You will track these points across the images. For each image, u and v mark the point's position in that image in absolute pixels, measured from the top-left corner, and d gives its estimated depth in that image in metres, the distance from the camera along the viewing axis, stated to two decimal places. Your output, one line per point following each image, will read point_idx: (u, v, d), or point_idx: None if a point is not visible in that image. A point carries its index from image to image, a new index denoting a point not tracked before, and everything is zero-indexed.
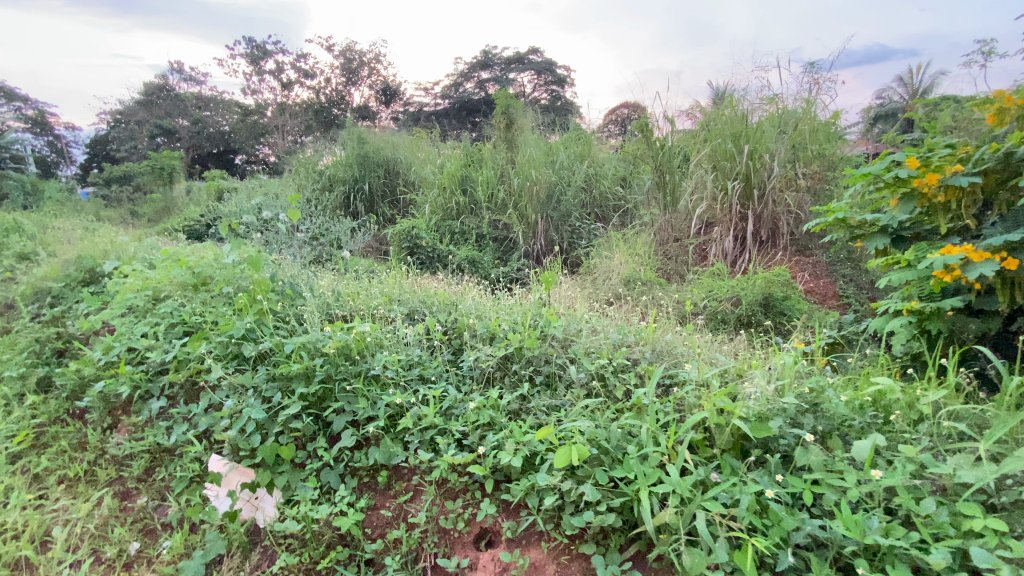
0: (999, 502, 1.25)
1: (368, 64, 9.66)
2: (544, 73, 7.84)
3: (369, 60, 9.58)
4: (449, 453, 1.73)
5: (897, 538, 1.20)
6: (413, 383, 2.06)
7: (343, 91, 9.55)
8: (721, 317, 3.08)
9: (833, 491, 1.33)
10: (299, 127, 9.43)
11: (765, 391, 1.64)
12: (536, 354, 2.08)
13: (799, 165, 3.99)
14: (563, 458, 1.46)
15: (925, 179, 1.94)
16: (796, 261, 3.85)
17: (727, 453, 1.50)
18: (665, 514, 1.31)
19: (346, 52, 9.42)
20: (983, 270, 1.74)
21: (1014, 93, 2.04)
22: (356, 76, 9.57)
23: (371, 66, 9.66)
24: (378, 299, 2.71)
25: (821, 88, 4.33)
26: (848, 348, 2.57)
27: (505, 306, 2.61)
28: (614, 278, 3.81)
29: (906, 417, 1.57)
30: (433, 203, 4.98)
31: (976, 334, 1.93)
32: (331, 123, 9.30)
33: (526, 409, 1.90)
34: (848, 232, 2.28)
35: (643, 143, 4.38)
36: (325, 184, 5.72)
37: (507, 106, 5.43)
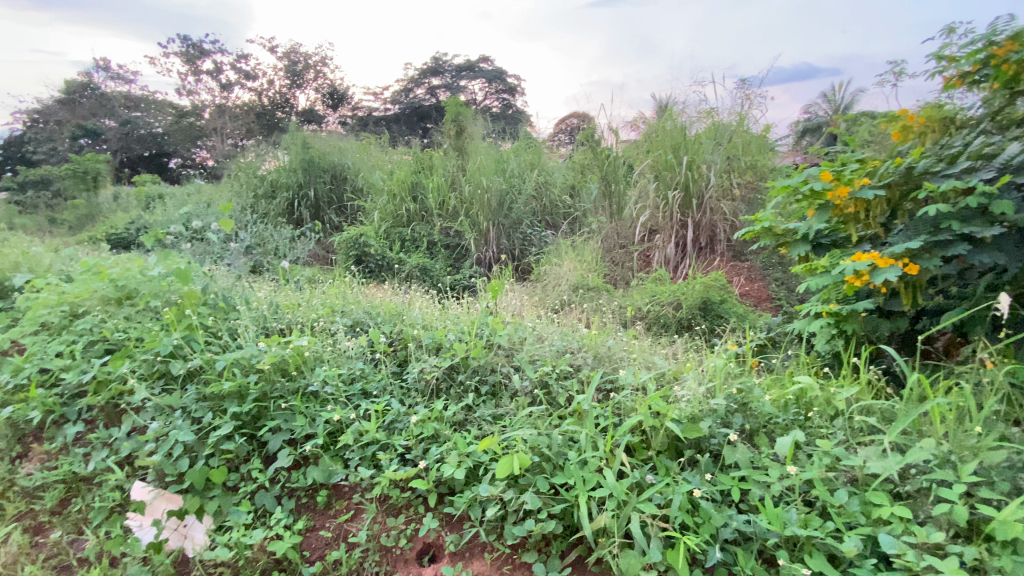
0: (905, 490, 1.37)
1: (314, 66, 8.76)
2: (495, 80, 7.23)
3: (315, 63, 8.70)
4: (391, 468, 1.69)
5: (815, 528, 1.28)
6: (356, 398, 2.00)
7: (288, 94, 8.73)
8: (663, 321, 3.21)
9: (758, 487, 1.40)
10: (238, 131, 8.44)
11: (696, 393, 1.72)
12: (482, 363, 2.07)
13: (733, 175, 4.25)
14: (505, 468, 1.46)
15: (837, 192, 2.07)
16: (732, 266, 4.06)
17: (662, 454, 1.57)
18: (602, 518, 1.34)
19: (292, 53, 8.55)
20: (887, 274, 1.87)
21: (915, 112, 2.29)
22: (302, 80, 8.76)
23: (317, 68, 8.75)
24: (321, 311, 2.62)
25: (752, 103, 4.63)
26: (776, 348, 2.73)
27: (452, 315, 2.59)
28: (563, 284, 3.87)
29: (824, 413, 1.69)
30: (383, 209, 4.93)
31: (886, 334, 2.09)
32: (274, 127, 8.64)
33: (470, 419, 1.88)
34: (774, 240, 2.41)
35: (591, 153, 4.62)
36: (268, 190, 5.52)
37: (457, 114, 5.40)
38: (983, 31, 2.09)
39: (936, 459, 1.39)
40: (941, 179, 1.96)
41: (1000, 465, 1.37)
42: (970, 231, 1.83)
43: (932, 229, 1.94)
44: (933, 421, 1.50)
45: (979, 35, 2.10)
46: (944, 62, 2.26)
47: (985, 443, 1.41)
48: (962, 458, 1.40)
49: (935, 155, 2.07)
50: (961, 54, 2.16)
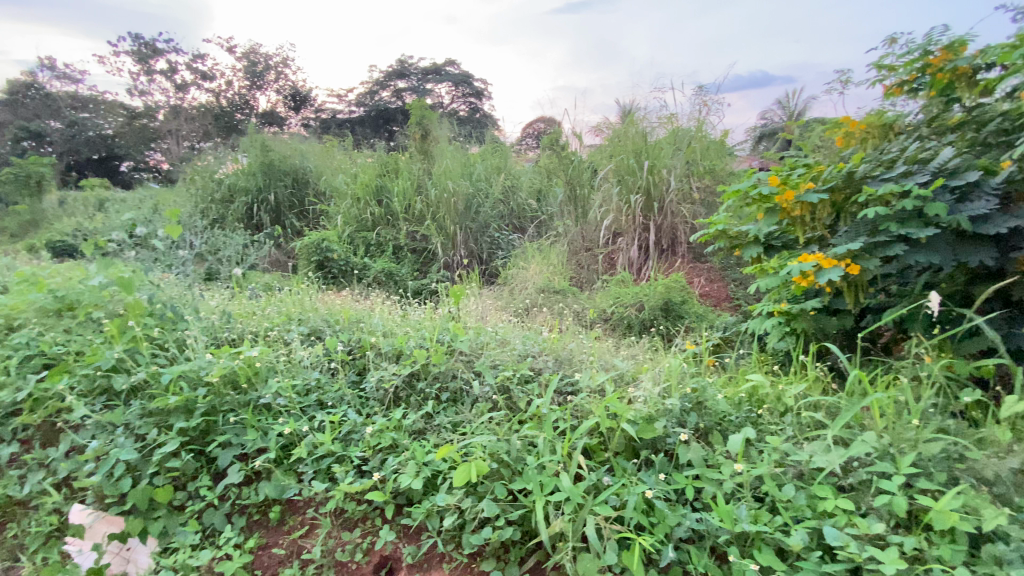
0: (847, 483, 1.42)
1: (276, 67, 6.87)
2: (462, 83, 6.66)
3: (277, 61, 6.82)
4: (347, 480, 1.63)
5: (764, 523, 1.32)
6: (311, 410, 1.94)
7: (248, 95, 6.81)
8: (627, 323, 3.26)
9: (711, 484, 1.43)
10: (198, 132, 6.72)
11: (651, 393, 1.74)
12: (442, 370, 2.02)
13: (692, 179, 4.36)
14: (462, 476, 1.44)
15: (784, 196, 2.13)
16: (692, 268, 4.15)
17: (619, 455, 1.59)
18: (559, 522, 1.33)
19: (250, 51, 6.71)
20: (830, 275, 1.95)
21: (857, 118, 2.38)
22: (262, 81, 6.84)
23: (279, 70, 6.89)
24: (277, 319, 2.54)
25: (710, 109, 4.76)
26: (733, 347, 2.81)
27: (413, 321, 2.52)
28: (530, 287, 3.86)
29: (775, 410, 1.74)
30: (346, 213, 4.84)
31: (833, 332, 2.17)
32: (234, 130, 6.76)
33: (430, 427, 1.84)
34: (728, 243, 2.48)
35: (557, 157, 4.77)
36: (225, 195, 5.33)
37: (422, 117, 5.35)
38: (919, 40, 2.20)
39: (876, 451, 1.45)
40: (880, 183, 2.05)
41: (936, 455, 1.44)
42: (906, 232, 1.91)
43: (871, 230, 2.02)
44: (874, 415, 1.57)
45: (915, 45, 2.21)
46: (884, 71, 2.37)
47: (922, 435, 1.48)
48: (901, 449, 1.47)
49: (875, 159, 2.16)
50: (899, 63, 2.27)
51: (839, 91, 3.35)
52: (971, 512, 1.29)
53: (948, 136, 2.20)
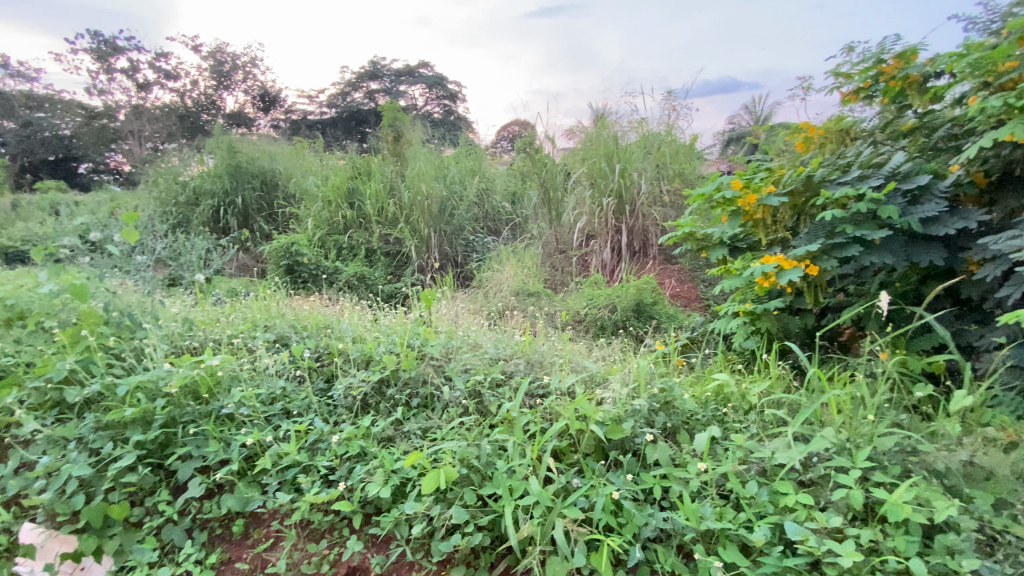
0: (808, 478, 1.46)
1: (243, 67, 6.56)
2: (436, 86, 6.54)
3: (244, 61, 6.53)
4: (313, 491, 1.60)
5: (728, 520, 1.34)
6: (276, 419, 1.89)
7: (214, 96, 6.45)
8: (600, 324, 3.30)
9: (678, 483, 1.46)
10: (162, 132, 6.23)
11: (620, 395, 1.76)
12: (412, 375, 1.99)
13: (663, 182, 4.43)
14: (430, 483, 1.43)
15: (746, 199, 2.19)
16: (663, 269, 4.21)
17: (589, 457, 1.60)
18: (528, 527, 1.33)
19: (218, 49, 6.37)
20: (790, 276, 2.01)
21: (815, 124, 2.47)
22: (229, 80, 6.52)
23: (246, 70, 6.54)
24: (241, 326, 2.47)
25: (679, 114, 4.86)
26: (702, 345, 2.87)
27: (384, 326, 2.48)
28: (505, 290, 3.85)
29: (740, 408, 1.78)
30: (316, 216, 4.76)
31: (796, 330, 2.24)
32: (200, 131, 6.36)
33: (399, 434, 1.81)
34: (695, 245, 2.53)
35: (529, 160, 4.78)
36: (190, 199, 5.17)
37: (394, 119, 5.35)
38: (873, 49, 2.29)
39: (835, 447, 1.50)
40: (837, 187, 2.11)
41: (891, 449, 1.50)
42: (861, 234, 1.97)
43: (829, 232, 2.07)
44: (833, 412, 1.62)
45: (869, 53, 2.29)
46: (841, 79, 2.45)
47: (877, 430, 1.54)
48: (858, 444, 1.52)
49: (832, 164, 2.24)
50: (854, 70, 2.35)
51: (801, 97, 3.45)
52: (924, 503, 1.34)
53: (901, 141, 2.29)
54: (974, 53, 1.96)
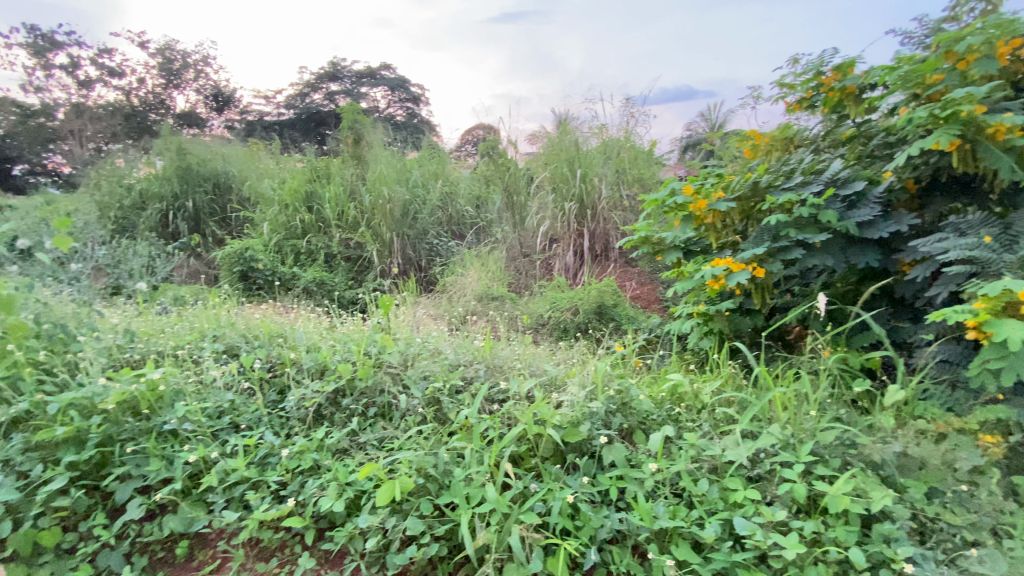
0: (756, 474, 1.51)
1: (195, 65, 6.13)
2: (399, 89, 6.39)
3: (196, 59, 6.11)
4: (262, 507, 1.53)
5: (681, 518, 1.37)
6: (224, 434, 1.81)
7: (163, 95, 5.97)
8: (563, 327, 3.33)
9: (633, 484, 1.48)
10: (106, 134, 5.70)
11: (577, 398, 1.77)
12: (369, 385, 1.95)
13: (623, 187, 4.51)
14: (385, 495, 1.40)
15: (697, 204, 2.26)
16: (624, 271, 4.29)
17: (547, 461, 1.61)
18: (484, 535, 1.32)
19: (166, 45, 5.89)
20: (739, 278, 2.09)
21: (762, 132, 2.57)
22: (179, 79, 6.06)
23: (199, 68, 6.14)
24: (188, 337, 2.35)
25: (637, 120, 4.98)
26: (660, 346, 2.95)
27: (340, 334, 2.41)
28: (468, 294, 3.83)
29: (693, 407, 1.82)
30: (273, 220, 4.61)
31: (746, 330, 2.32)
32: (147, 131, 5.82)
33: (355, 446, 1.77)
34: (651, 249, 2.60)
35: (492, 164, 4.75)
36: (136, 202, 4.88)
37: (354, 121, 5.21)
38: (813, 61, 2.40)
39: (780, 443, 1.56)
40: (781, 192, 2.20)
41: (832, 443, 1.57)
42: (804, 237, 2.05)
43: (774, 236, 2.16)
44: (778, 409, 1.68)
45: (810, 65, 2.40)
46: (786, 89, 2.56)
47: (819, 424, 1.61)
48: (802, 439, 1.59)
49: (776, 170, 2.33)
50: (797, 81, 2.46)
51: (752, 105, 3.60)
52: (862, 494, 1.41)
53: (842, 149, 2.40)
54: (906, 66, 2.09)
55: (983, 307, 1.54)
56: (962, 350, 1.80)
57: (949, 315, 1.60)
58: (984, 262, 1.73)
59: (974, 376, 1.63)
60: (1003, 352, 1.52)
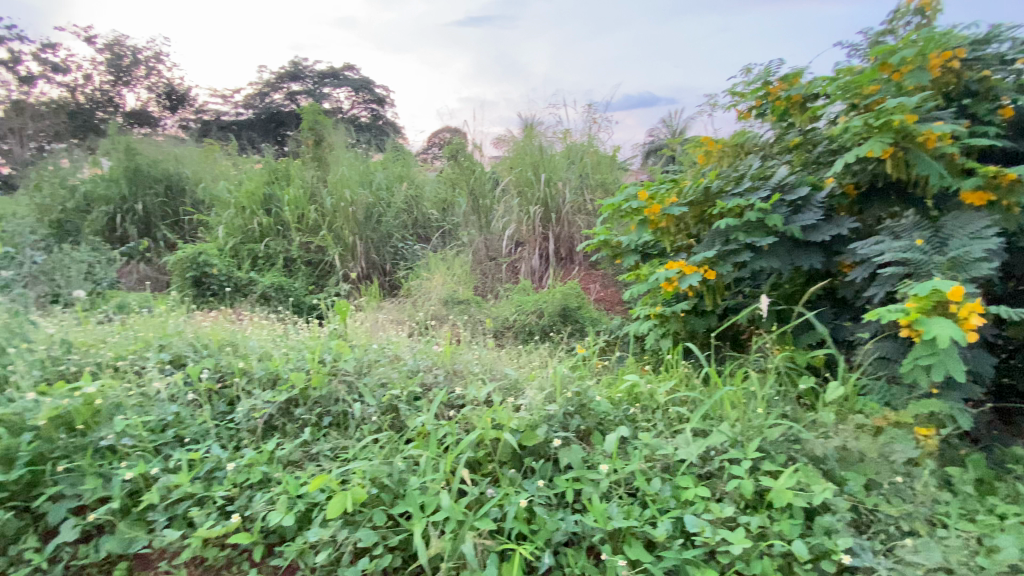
0: (706, 471, 1.55)
1: (147, 63, 5.81)
2: (363, 90, 6.31)
3: (148, 56, 5.80)
4: (207, 524, 1.47)
5: (634, 518, 1.40)
6: (167, 449, 1.74)
7: (112, 92, 5.65)
8: (528, 330, 3.34)
9: (589, 485, 1.50)
10: (49, 133, 5.21)
11: (535, 401, 1.77)
12: (324, 393, 1.90)
13: (587, 192, 4.56)
14: (336, 507, 1.37)
15: (651, 209, 2.31)
16: (589, 274, 4.33)
17: (504, 465, 1.60)
18: (439, 543, 1.30)
19: (114, 40, 5.53)
20: (691, 280, 2.15)
21: (714, 139, 2.65)
22: (129, 76, 5.74)
23: (151, 66, 5.84)
24: (132, 347, 2.23)
25: (600, 126, 5.06)
26: (621, 347, 3.00)
27: (296, 341, 2.33)
28: (433, 298, 3.79)
29: (648, 408, 1.86)
30: (228, 224, 4.45)
31: (701, 330, 2.39)
32: (94, 131, 5.47)
33: (308, 457, 1.72)
34: (610, 253, 2.65)
35: (457, 167, 4.79)
36: (80, 205, 4.61)
37: (315, 122, 5.12)
38: (761, 71, 2.50)
39: (729, 440, 1.60)
40: (731, 197, 2.28)
41: (778, 439, 1.63)
42: (752, 241, 2.13)
43: (724, 240, 2.22)
44: (728, 407, 1.73)
45: (758, 75, 2.50)
46: (737, 97, 2.66)
47: (766, 421, 1.67)
48: (750, 436, 1.64)
49: (727, 176, 2.41)
50: (747, 90, 2.56)
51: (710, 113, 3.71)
52: (805, 488, 1.47)
53: (789, 155, 2.50)
54: (844, 77, 2.19)
55: (913, 306, 1.63)
56: (897, 346, 1.88)
57: (883, 314, 1.68)
58: (917, 264, 1.83)
59: (907, 372, 1.72)
60: (933, 348, 1.61)
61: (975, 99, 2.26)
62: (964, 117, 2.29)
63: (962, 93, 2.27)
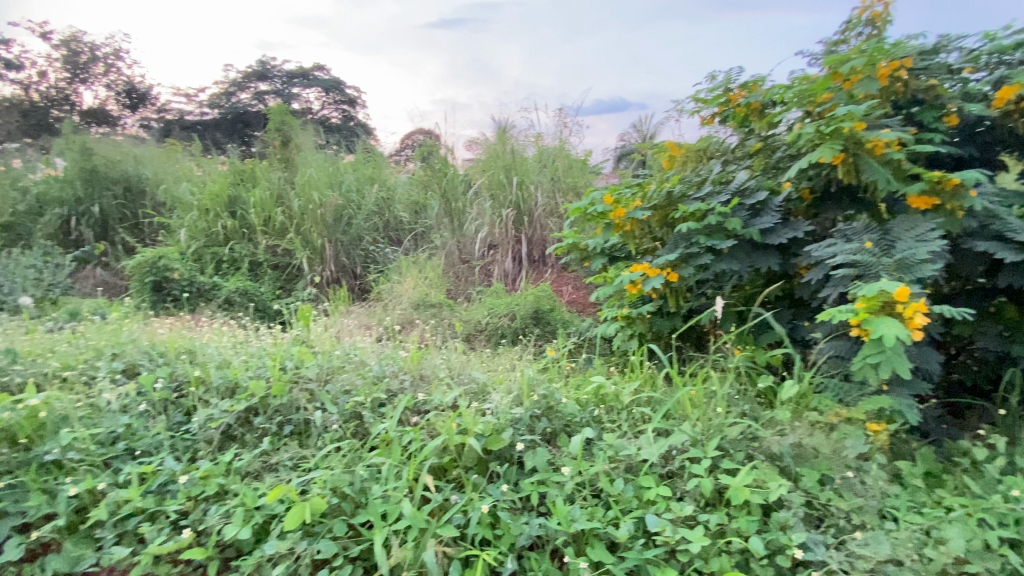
0: (668, 471, 1.57)
1: (105, 60, 5.60)
2: (333, 91, 6.18)
3: (107, 53, 5.61)
4: (158, 540, 1.42)
5: (597, 519, 1.41)
6: (118, 462, 1.67)
7: (68, 89, 5.45)
8: (500, 332, 3.33)
9: (554, 488, 1.51)
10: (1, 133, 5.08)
11: (501, 406, 1.76)
12: (285, 402, 1.86)
13: (559, 195, 4.60)
14: (295, 518, 1.34)
15: (616, 213, 2.35)
16: (561, 276, 4.36)
17: (470, 470, 1.59)
18: (401, 552, 1.28)
19: (71, 36, 5.39)
20: (654, 283, 2.20)
21: (678, 143, 2.70)
22: (86, 73, 5.55)
23: (110, 63, 5.63)
24: (84, 356, 2.14)
25: (571, 130, 5.11)
26: (590, 348, 3.03)
27: (258, 348, 2.27)
28: (404, 301, 3.75)
29: (614, 409, 1.88)
30: (191, 226, 4.31)
31: (666, 331, 2.44)
32: (47, 128, 5.23)
33: (269, 467, 1.67)
34: (578, 255, 2.69)
35: (428, 170, 4.77)
36: (32, 207, 4.41)
37: (282, 123, 5.01)
38: (722, 78, 2.57)
39: (690, 440, 1.63)
40: (693, 202, 2.33)
41: (737, 438, 1.67)
42: (712, 244, 2.18)
43: (686, 243, 2.27)
44: (689, 407, 1.77)
45: (719, 82, 2.57)
46: (701, 103, 2.72)
47: (726, 420, 1.71)
48: (711, 435, 1.68)
49: (689, 180, 2.46)
50: (710, 96, 2.62)
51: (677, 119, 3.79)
52: (762, 485, 1.51)
53: (750, 160, 2.57)
54: (799, 84, 2.27)
55: (862, 307, 1.70)
56: (850, 345, 1.94)
57: (834, 314, 1.74)
58: (866, 265, 1.91)
59: (858, 370, 1.79)
60: (881, 347, 1.67)
61: (921, 107, 2.36)
62: (912, 124, 2.39)
63: (910, 102, 2.37)
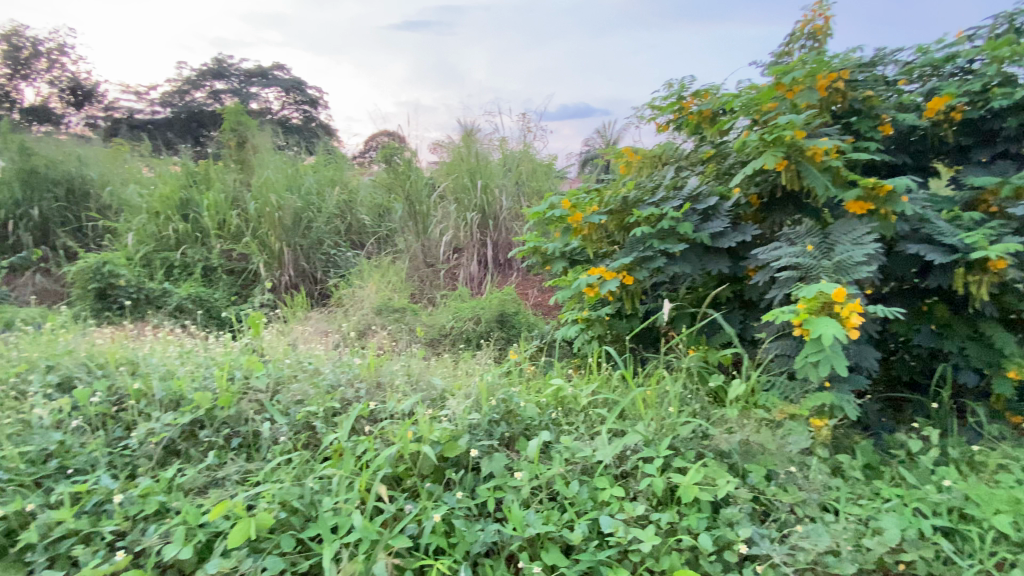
0: (622, 472, 1.60)
1: (49, 55, 5.33)
2: (293, 91, 5.95)
3: (51, 49, 5.33)
4: (91, 563, 1.34)
5: (552, 523, 1.42)
6: (48, 481, 1.57)
7: (6, 85, 5.14)
8: (464, 336, 3.31)
9: (510, 492, 1.51)
10: None
11: (459, 412, 1.75)
12: (233, 413, 1.79)
13: (523, 199, 4.63)
14: (239, 535, 1.29)
15: (573, 217, 2.38)
16: (526, 280, 4.37)
17: (426, 478, 1.57)
18: (350, 565, 1.25)
19: (11, 30, 5.11)
20: (610, 286, 2.24)
21: (634, 149, 2.75)
22: (28, 69, 5.24)
23: (54, 58, 5.35)
24: (15, 370, 2.01)
25: (535, 134, 5.14)
26: (552, 351, 3.05)
27: (208, 357, 2.18)
28: (366, 306, 3.68)
29: (571, 411, 1.89)
30: (139, 230, 4.10)
31: (624, 332, 2.49)
32: None
33: (215, 481, 1.61)
34: (538, 258, 2.71)
35: (391, 172, 4.65)
36: None
37: (238, 123, 4.84)
38: (676, 86, 2.65)
39: (644, 440, 1.66)
40: (647, 206, 2.38)
41: (689, 437, 1.71)
42: (665, 247, 2.23)
43: (641, 246, 2.31)
44: (644, 408, 1.80)
45: (673, 90, 2.65)
46: (656, 111, 2.80)
47: (678, 419, 1.75)
48: (664, 434, 1.71)
49: (644, 185, 2.52)
50: (665, 104, 2.70)
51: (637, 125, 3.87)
52: (711, 482, 1.55)
53: (702, 166, 2.65)
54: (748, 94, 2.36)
55: (804, 307, 1.77)
56: (795, 344, 2.02)
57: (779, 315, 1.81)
58: (807, 268, 2.00)
59: (801, 368, 1.87)
60: (820, 346, 1.75)
61: (859, 117, 2.49)
62: (850, 132, 2.50)
63: (848, 112, 2.49)
